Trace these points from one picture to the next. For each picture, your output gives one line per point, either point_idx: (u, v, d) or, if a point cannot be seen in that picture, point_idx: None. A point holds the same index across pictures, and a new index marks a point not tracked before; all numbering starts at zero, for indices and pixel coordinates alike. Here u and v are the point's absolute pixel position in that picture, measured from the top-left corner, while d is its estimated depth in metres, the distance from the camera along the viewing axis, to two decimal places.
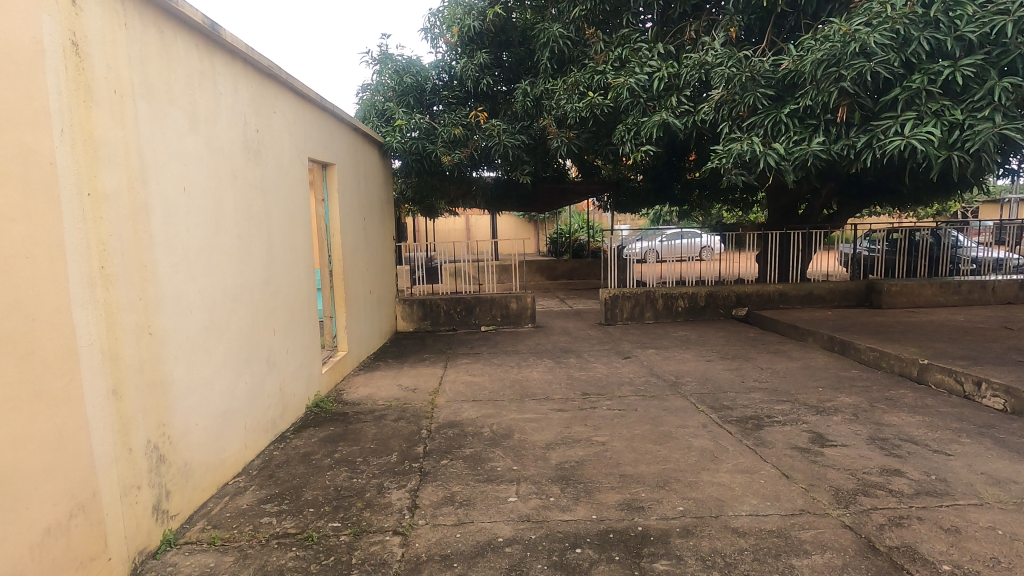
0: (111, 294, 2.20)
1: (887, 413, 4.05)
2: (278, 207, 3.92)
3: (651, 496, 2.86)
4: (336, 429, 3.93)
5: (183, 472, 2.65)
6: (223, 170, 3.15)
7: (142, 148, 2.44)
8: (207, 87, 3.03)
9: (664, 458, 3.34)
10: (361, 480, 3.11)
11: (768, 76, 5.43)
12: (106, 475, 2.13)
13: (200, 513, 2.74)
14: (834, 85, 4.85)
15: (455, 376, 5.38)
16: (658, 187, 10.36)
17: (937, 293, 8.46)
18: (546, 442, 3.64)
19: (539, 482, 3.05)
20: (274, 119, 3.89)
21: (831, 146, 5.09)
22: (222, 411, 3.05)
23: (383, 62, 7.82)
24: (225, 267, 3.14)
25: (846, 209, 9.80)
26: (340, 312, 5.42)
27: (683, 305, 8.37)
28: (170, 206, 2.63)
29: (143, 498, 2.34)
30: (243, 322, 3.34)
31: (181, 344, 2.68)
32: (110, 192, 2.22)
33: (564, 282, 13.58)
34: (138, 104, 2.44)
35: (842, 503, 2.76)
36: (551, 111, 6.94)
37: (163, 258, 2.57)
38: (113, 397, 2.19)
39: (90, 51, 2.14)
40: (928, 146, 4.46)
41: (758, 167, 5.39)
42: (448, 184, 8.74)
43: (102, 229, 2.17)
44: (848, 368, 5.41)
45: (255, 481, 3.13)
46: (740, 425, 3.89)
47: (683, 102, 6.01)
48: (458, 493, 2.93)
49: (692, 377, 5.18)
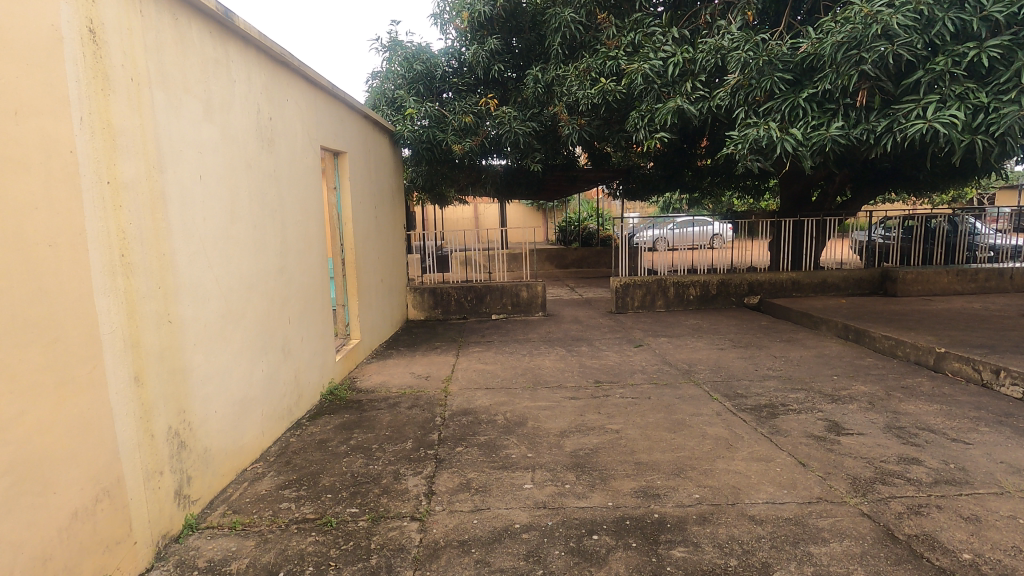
0: (131, 282, 2.21)
1: (904, 402, 4.02)
2: (292, 196, 3.93)
3: (667, 484, 2.87)
4: (351, 416, 3.96)
5: (203, 459, 2.68)
6: (237, 158, 3.14)
7: (158, 136, 2.43)
8: (222, 75, 3.02)
9: (679, 446, 3.34)
10: (377, 467, 3.14)
11: (786, 60, 5.32)
12: (129, 461, 2.15)
13: (221, 498, 2.77)
14: (854, 68, 4.71)
15: (467, 364, 5.40)
16: (669, 174, 10.27)
17: (953, 282, 8.34)
18: (560, 429, 3.65)
19: (553, 469, 3.07)
20: (286, 106, 3.87)
21: (850, 131, 4.98)
22: (240, 398, 3.08)
23: (392, 48, 7.78)
24: (241, 256, 3.15)
25: (859, 197, 9.71)
26: (352, 300, 5.44)
27: (695, 293, 8.32)
28: (186, 195, 2.63)
29: (166, 484, 2.37)
30: (258, 310, 3.36)
31: (200, 332, 2.70)
32: (128, 181, 2.22)
33: (573, 271, 13.53)
34: (154, 92, 2.43)
35: (859, 492, 2.74)
36: (562, 98, 6.88)
37: (181, 247, 2.57)
38: (136, 383, 2.22)
39: (107, 38, 2.14)
40: (950, 130, 4.36)
41: (775, 154, 5.29)
42: (458, 172, 8.72)
43: (121, 217, 2.17)
44: (864, 357, 5.36)
45: (273, 467, 3.16)
46: (755, 413, 3.88)
47: (699, 87, 5.91)
48: (474, 480, 2.95)
49: (705, 365, 5.16)
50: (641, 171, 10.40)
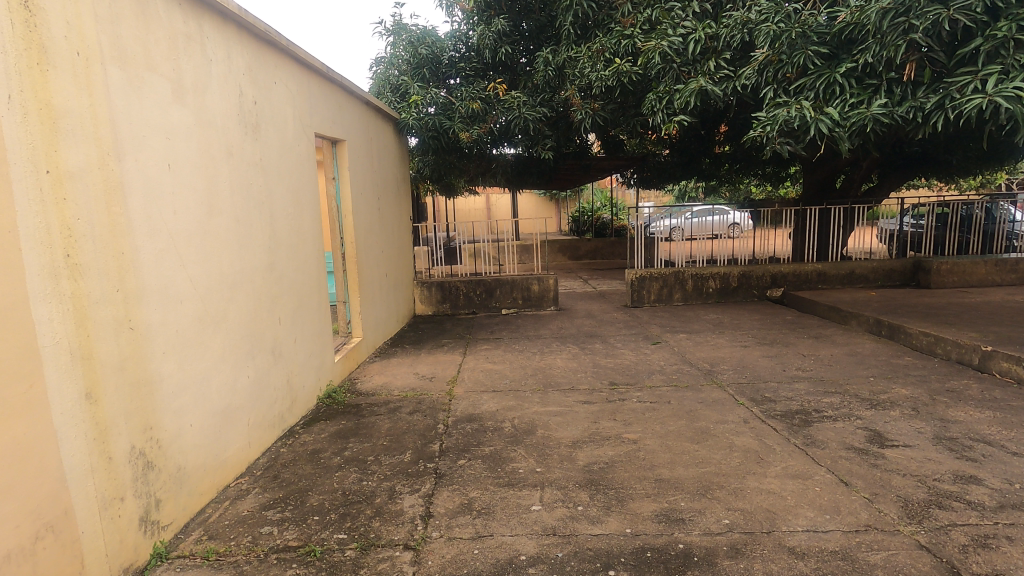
0: (79, 286, 1.94)
1: (952, 408, 3.65)
2: (282, 187, 3.65)
3: (692, 507, 2.55)
4: (347, 423, 3.70)
5: (177, 478, 2.42)
6: (215, 146, 2.86)
7: (115, 120, 2.15)
8: (195, 54, 2.73)
9: (703, 460, 3.02)
10: (371, 483, 2.86)
11: (821, 32, 4.98)
12: (81, 489, 1.90)
13: (198, 521, 2.52)
14: (902, 38, 4.27)
15: (475, 363, 5.11)
16: (685, 161, 9.87)
17: (992, 272, 7.84)
18: (572, 439, 3.34)
19: (564, 487, 2.76)
20: (274, 90, 3.58)
21: (894, 108, 4.53)
22: (221, 409, 2.81)
23: (395, 33, 7.47)
24: (221, 253, 2.88)
25: (887, 181, 9.24)
26: (353, 297, 5.18)
27: (714, 286, 7.94)
28: (152, 186, 2.35)
29: (129, 510, 2.12)
30: (243, 311, 3.08)
31: (170, 339, 2.43)
32: (75, 170, 1.94)
33: (587, 262, 13.18)
34: (110, 70, 2.14)
35: (913, 518, 2.41)
36: (574, 81, 6.50)
37: (146, 245, 2.30)
38: (88, 400, 1.95)
39: (44, 5, 1.85)
40: (1015, 104, 3.82)
41: (808, 136, 4.86)
42: (466, 162, 8.39)
43: (66, 210, 1.90)
44: (901, 356, 4.96)
45: (258, 483, 2.90)
46: (786, 421, 3.53)
47: (723, 66, 5.52)
48: (476, 500, 2.66)
49: (728, 365, 4.81)
50: (656, 158, 9.99)
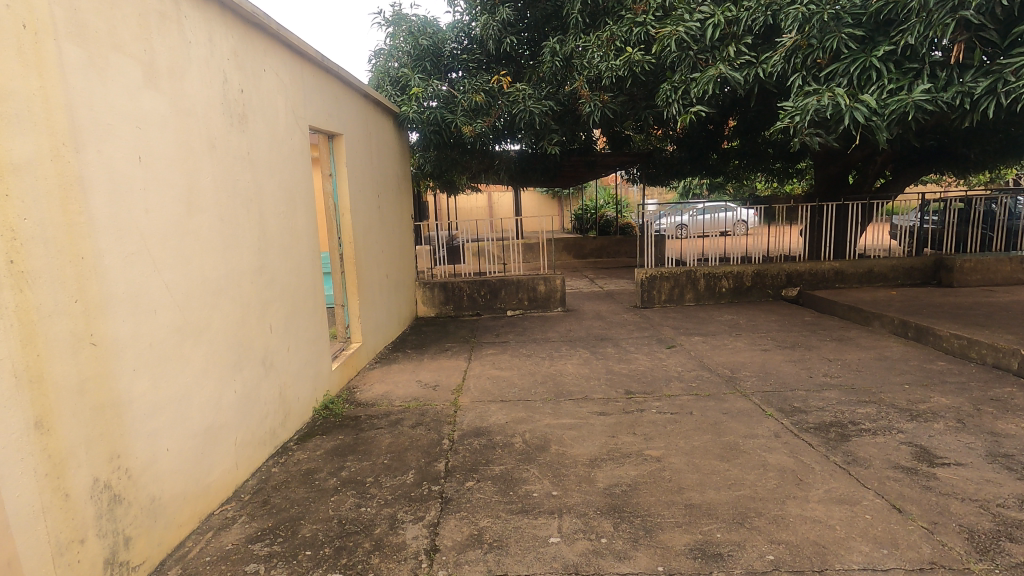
0: (27, 296, 1.67)
1: (1000, 420, 3.36)
2: (273, 184, 3.36)
3: (730, 539, 2.27)
4: (345, 439, 3.42)
5: (150, 511, 2.15)
6: (195, 137, 2.58)
7: (72, 106, 1.88)
8: (171, 34, 2.46)
9: (736, 481, 2.74)
10: (370, 510, 2.58)
11: (856, 13, 4.63)
12: (26, 535, 1.62)
13: (175, 557, 2.25)
14: (950, 16, 3.98)
15: (480, 370, 4.83)
16: (694, 157, 9.57)
17: (1017, 270, 7.52)
18: (590, 457, 3.06)
19: (585, 515, 2.48)
20: (263, 78, 3.30)
21: (938, 94, 4.23)
22: (204, 429, 2.54)
23: (395, 24, 7.17)
24: (203, 257, 2.60)
25: (901, 177, 8.96)
26: (352, 301, 4.90)
27: (727, 286, 7.65)
28: (120, 181, 2.08)
29: (90, 553, 1.84)
30: (229, 320, 2.80)
31: (143, 353, 2.16)
32: (23, 162, 1.67)
33: (592, 261, 12.88)
34: (67, 49, 1.87)
35: (983, 553, 2.13)
36: (583, 72, 6.20)
37: (113, 249, 2.02)
38: (37, 430, 1.68)
39: None
40: None
41: (841, 125, 4.54)
42: (468, 157, 8.11)
43: (8, 208, 1.62)
44: (934, 360, 4.67)
45: (246, 509, 2.63)
46: (821, 435, 3.24)
47: (744, 52, 5.26)
48: (487, 530, 2.39)
49: (750, 371, 4.53)
50: (664, 154, 9.68)
